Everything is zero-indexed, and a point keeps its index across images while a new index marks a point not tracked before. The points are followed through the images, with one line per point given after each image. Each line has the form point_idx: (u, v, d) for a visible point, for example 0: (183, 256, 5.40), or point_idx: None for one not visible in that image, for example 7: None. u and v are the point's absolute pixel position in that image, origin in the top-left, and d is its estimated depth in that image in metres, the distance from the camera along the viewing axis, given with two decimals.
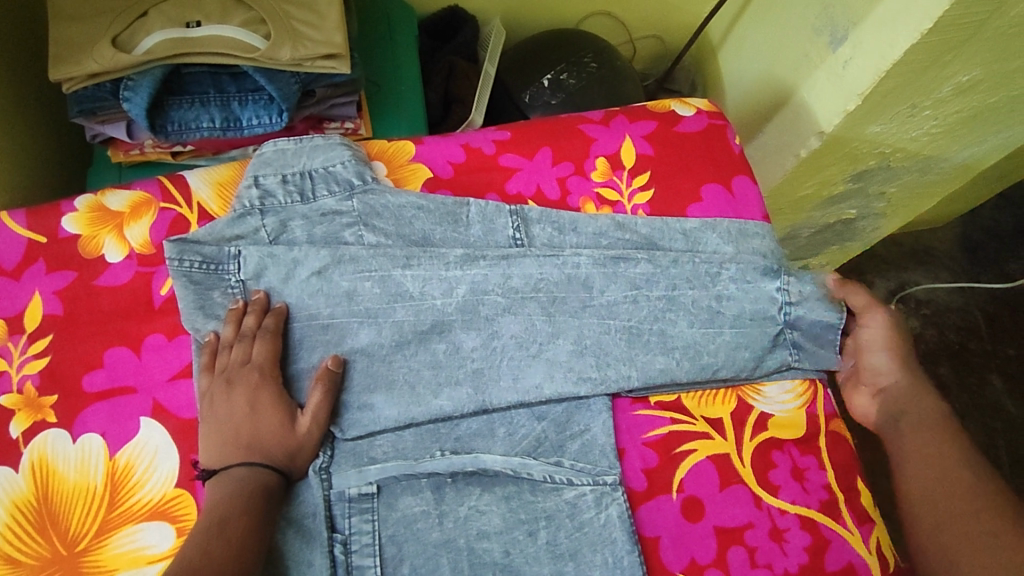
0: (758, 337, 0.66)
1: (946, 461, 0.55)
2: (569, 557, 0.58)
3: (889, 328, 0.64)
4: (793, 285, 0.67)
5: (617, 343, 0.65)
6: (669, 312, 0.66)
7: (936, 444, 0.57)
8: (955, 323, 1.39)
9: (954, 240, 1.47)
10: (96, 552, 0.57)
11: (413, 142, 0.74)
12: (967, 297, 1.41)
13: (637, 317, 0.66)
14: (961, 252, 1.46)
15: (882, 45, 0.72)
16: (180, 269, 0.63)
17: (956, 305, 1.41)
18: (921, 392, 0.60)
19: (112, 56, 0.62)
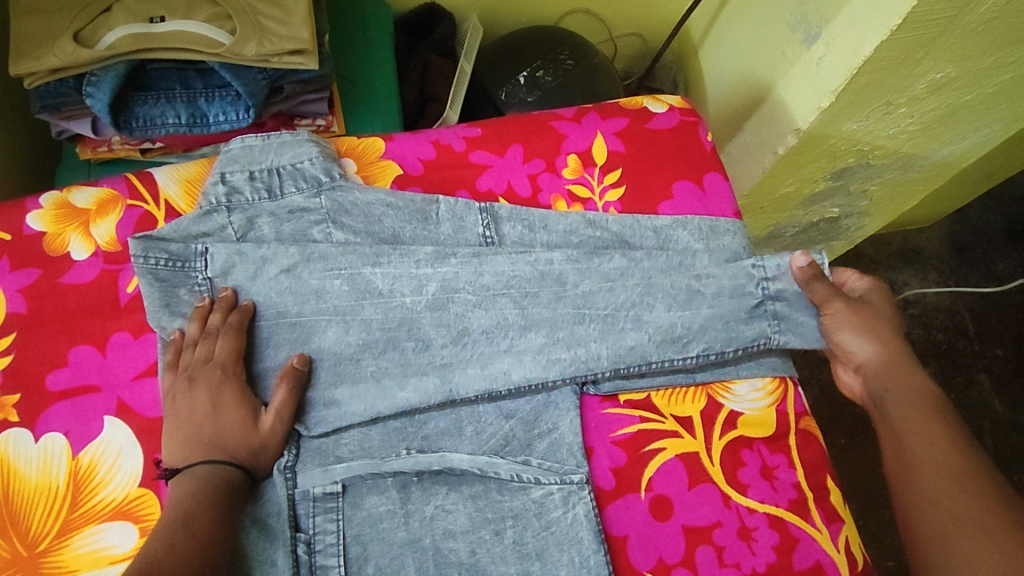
0: (736, 312, 0.64)
1: (925, 446, 0.55)
2: (535, 557, 0.57)
3: (849, 314, 0.63)
4: (769, 262, 0.66)
5: (591, 333, 0.64)
6: (646, 296, 0.65)
7: (920, 429, 0.56)
8: (942, 322, 1.39)
9: (942, 239, 1.47)
10: (58, 553, 0.56)
11: (382, 139, 0.73)
12: (954, 296, 1.42)
13: (610, 304, 0.65)
14: (950, 251, 1.46)
15: (853, 42, 0.72)
16: (145, 266, 0.62)
17: (943, 305, 1.41)
18: (899, 366, 0.61)
19: (73, 51, 0.62)
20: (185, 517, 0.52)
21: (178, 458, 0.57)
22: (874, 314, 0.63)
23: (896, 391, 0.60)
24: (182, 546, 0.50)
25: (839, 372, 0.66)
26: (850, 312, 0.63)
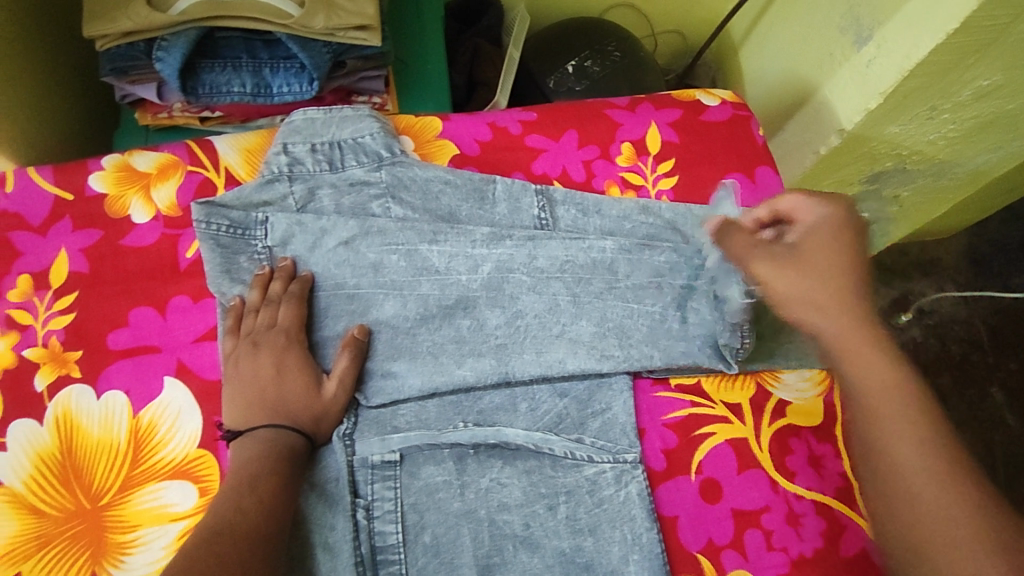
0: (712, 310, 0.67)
1: (892, 429, 0.48)
2: (588, 532, 0.58)
3: (781, 271, 0.55)
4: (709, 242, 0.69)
5: (639, 326, 0.66)
6: (690, 301, 0.67)
7: (889, 407, 0.49)
8: (958, 335, 1.45)
9: (961, 251, 1.51)
10: (119, 508, 0.57)
11: (440, 119, 0.74)
12: (970, 310, 1.46)
13: (659, 304, 0.67)
14: (968, 265, 1.50)
15: (906, 45, 0.73)
16: (207, 232, 0.63)
17: (959, 316, 1.46)
18: (855, 333, 0.51)
19: (147, 14, 0.62)
20: (250, 481, 0.53)
21: (240, 421, 0.58)
22: (818, 264, 0.54)
23: (852, 363, 0.51)
24: (252, 507, 0.51)
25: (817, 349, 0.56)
26: (783, 273, 0.55)
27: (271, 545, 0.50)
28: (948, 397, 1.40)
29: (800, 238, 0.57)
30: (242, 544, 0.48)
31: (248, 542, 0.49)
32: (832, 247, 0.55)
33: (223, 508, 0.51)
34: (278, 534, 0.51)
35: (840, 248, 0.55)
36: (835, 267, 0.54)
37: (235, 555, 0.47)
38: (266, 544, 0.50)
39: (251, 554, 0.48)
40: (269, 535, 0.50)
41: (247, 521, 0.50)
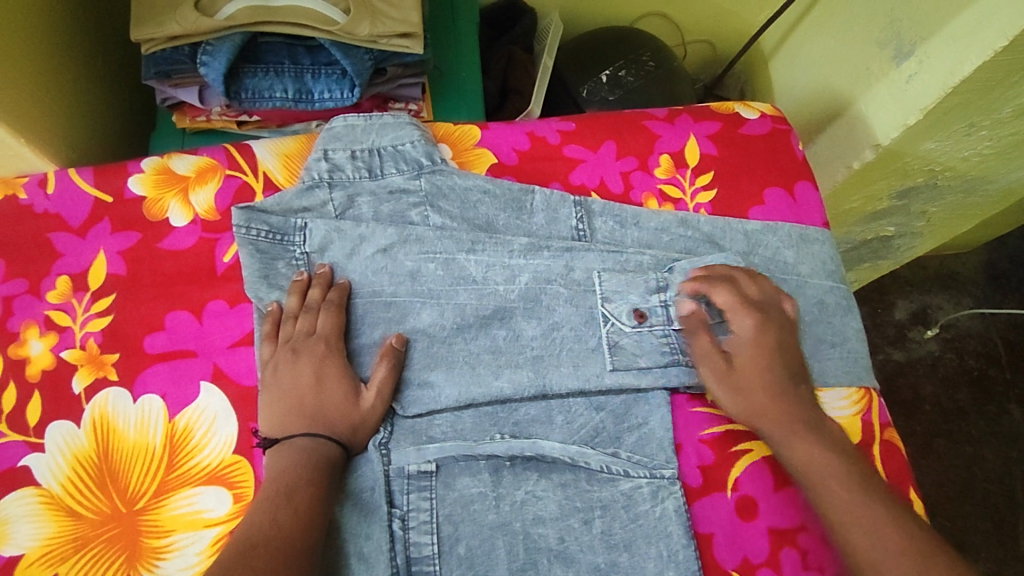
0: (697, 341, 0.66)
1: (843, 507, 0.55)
2: (623, 548, 0.58)
3: (729, 392, 0.62)
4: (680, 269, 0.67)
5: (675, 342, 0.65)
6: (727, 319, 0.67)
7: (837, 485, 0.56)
8: (976, 349, 1.47)
9: (980, 266, 1.54)
10: (155, 513, 0.57)
11: (479, 127, 0.74)
12: (989, 325, 1.49)
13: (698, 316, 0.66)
14: (985, 279, 1.53)
15: (950, 62, 0.73)
16: (247, 236, 0.63)
17: (976, 331, 1.48)
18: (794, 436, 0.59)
19: (196, 19, 0.63)
20: (288, 491, 0.52)
21: (277, 428, 0.58)
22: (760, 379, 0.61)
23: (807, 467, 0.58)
24: (290, 517, 0.51)
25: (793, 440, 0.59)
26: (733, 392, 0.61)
27: (309, 556, 0.49)
28: (966, 414, 1.42)
29: (737, 350, 0.62)
30: (281, 555, 0.48)
31: (287, 553, 0.48)
32: (757, 351, 0.62)
33: (262, 518, 0.50)
34: (309, 547, 0.50)
35: (767, 347, 0.62)
36: (754, 368, 0.61)
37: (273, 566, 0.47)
38: (304, 556, 0.49)
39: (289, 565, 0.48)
40: (307, 546, 0.50)
41: (286, 532, 0.50)
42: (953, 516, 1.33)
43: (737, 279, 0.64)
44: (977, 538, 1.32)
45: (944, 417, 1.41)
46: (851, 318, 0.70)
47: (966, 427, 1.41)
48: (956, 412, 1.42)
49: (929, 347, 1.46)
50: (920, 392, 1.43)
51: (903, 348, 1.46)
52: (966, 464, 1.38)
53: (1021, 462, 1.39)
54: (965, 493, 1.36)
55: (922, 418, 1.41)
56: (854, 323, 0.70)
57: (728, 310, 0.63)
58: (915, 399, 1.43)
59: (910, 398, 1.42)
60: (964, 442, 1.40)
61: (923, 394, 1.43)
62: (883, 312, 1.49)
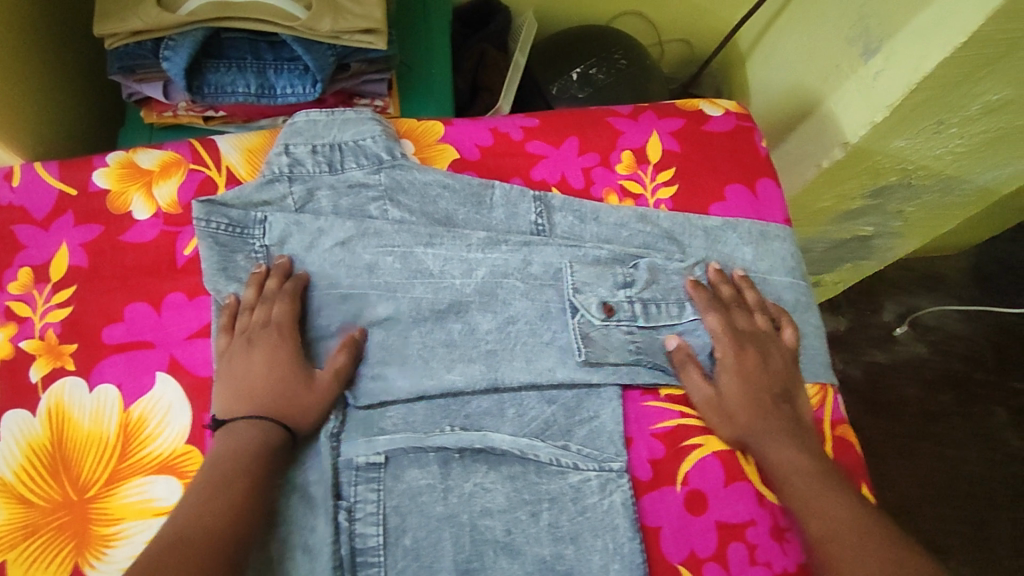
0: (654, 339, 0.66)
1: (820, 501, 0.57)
2: (570, 540, 0.59)
3: (727, 423, 0.63)
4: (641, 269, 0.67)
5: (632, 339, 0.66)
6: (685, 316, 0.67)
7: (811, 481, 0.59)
8: (961, 352, 1.47)
9: (966, 268, 1.55)
10: (106, 500, 0.58)
11: (442, 123, 0.74)
12: (976, 327, 1.49)
13: (659, 316, 0.67)
14: (973, 280, 1.53)
15: (914, 58, 0.72)
16: (206, 230, 0.63)
17: (963, 333, 1.48)
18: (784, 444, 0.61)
19: (157, 14, 0.63)
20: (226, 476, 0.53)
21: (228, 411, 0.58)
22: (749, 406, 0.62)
23: (791, 474, 0.60)
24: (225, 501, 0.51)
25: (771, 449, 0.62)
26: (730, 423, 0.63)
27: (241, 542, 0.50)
28: (951, 416, 1.41)
29: (728, 381, 0.64)
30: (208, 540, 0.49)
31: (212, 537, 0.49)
32: (747, 379, 0.63)
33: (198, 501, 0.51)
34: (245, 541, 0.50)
35: (755, 373, 0.64)
36: (745, 396, 0.63)
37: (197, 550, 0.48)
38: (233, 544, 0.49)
39: (214, 550, 0.48)
40: (235, 532, 0.50)
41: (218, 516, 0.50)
42: (934, 518, 1.32)
43: (732, 305, 0.66)
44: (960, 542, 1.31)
45: (927, 419, 1.40)
46: (811, 314, 0.70)
47: (951, 430, 1.40)
48: (938, 413, 1.41)
49: (914, 349, 1.45)
50: (903, 394, 1.42)
51: (887, 349, 1.45)
52: (949, 466, 1.37)
53: (1005, 465, 1.38)
54: (947, 494, 1.34)
55: (907, 419, 1.40)
56: (813, 319, 0.70)
57: (720, 338, 0.65)
58: (898, 400, 1.41)
59: (893, 399, 1.41)
60: (946, 444, 1.38)
61: (907, 395, 1.42)
62: (869, 314, 1.48)
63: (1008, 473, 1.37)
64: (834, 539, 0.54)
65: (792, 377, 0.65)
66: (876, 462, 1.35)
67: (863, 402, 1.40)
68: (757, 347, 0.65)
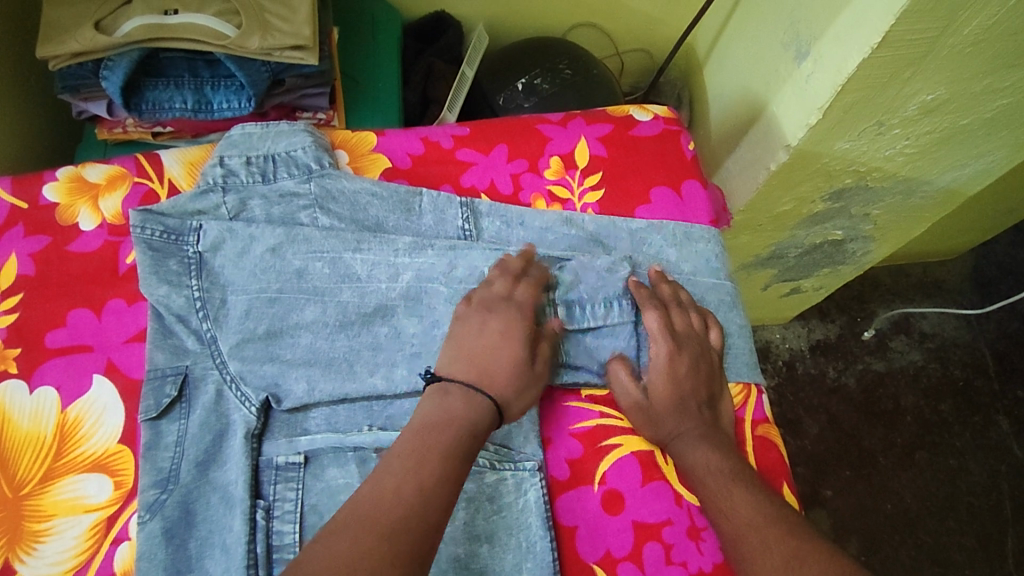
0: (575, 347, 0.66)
1: (733, 496, 0.56)
2: (484, 539, 0.58)
3: (660, 430, 0.62)
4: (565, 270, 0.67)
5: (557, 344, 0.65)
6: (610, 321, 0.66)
7: (724, 481, 0.57)
8: (960, 359, 1.43)
9: (965, 274, 1.52)
10: (39, 497, 0.60)
11: (375, 133, 0.77)
12: (975, 333, 1.46)
13: (588, 316, 0.65)
14: (973, 286, 1.50)
15: (838, 60, 0.73)
16: (141, 235, 0.66)
17: (963, 340, 1.45)
18: (698, 442, 0.60)
19: (93, 36, 0.68)
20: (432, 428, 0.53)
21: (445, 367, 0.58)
22: (674, 410, 0.62)
23: (712, 472, 0.58)
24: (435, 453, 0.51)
25: (688, 452, 0.60)
26: (654, 424, 0.62)
27: (425, 507, 0.48)
28: (949, 426, 1.37)
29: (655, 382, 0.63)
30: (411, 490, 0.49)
31: (382, 500, 0.48)
32: (673, 379, 0.62)
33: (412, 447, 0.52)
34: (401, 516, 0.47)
35: (682, 375, 0.63)
36: (669, 393, 0.62)
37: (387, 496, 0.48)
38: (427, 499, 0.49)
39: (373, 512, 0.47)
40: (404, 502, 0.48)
41: (395, 483, 0.49)
42: (936, 532, 1.28)
43: (671, 304, 0.66)
44: (960, 556, 1.27)
45: (927, 429, 1.37)
46: (736, 314, 0.71)
47: (948, 438, 1.36)
48: (939, 424, 1.37)
49: (911, 357, 1.42)
50: (902, 404, 1.38)
51: (882, 357, 1.42)
52: (950, 477, 1.33)
53: (1010, 476, 1.33)
54: (949, 507, 1.30)
55: (904, 430, 1.36)
56: (739, 318, 0.71)
57: (656, 335, 0.64)
58: (897, 409, 1.38)
59: (891, 408, 1.38)
60: (947, 454, 1.35)
61: (905, 404, 1.39)
62: (861, 321, 1.45)
63: (1012, 484, 1.33)
64: (741, 541, 0.53)
65: (715, 382, 0.65)
66: (872, 475, 1.32)
67: (856, 411, 1.37)
68: (690, 349, 0.64)
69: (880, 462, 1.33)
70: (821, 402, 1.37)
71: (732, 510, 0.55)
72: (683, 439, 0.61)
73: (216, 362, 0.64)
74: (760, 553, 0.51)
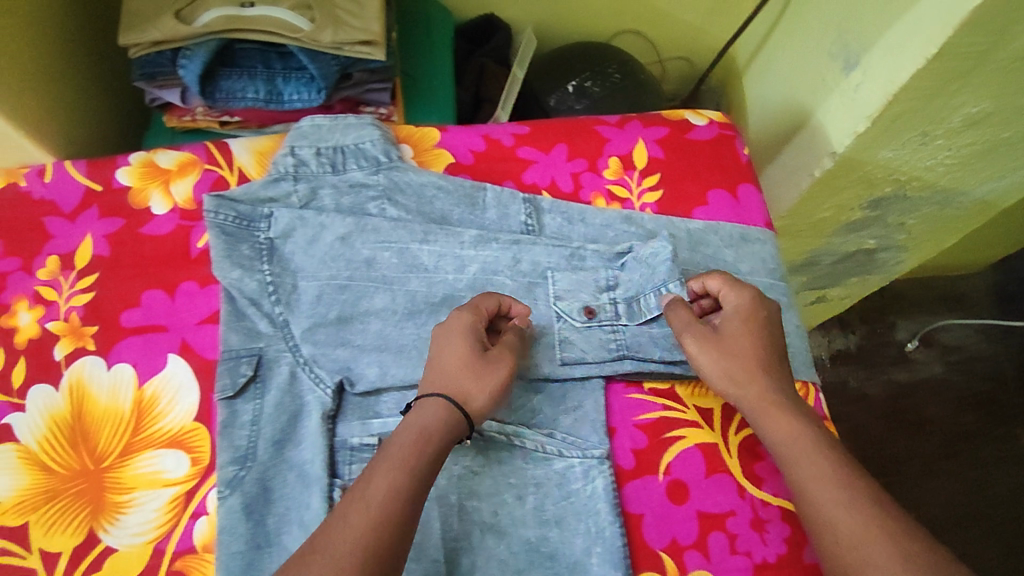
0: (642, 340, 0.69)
1: (818, 479, 0.55)
2: (554, 523, 0.62)
3: (725, 357, 0.62)
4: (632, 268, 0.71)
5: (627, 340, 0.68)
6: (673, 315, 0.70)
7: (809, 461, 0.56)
8: (984, 372, 1.47)
9: (986, 288, 1.56)
10: (119, 470, 0.62)
11: (438, 129, 0.79)
12: (999, 347, 1.49)
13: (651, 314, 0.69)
14: (992, 300, 1.54)
15: (889, 71, 0.75)
16: (215, 220, 0.69)
17: (987, 354, 1.49)
18: (777, 410, 0.59)
19: (173, 26, 0.70)
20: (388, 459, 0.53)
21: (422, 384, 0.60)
22: (742, 342, 0.62)
23: (795, 452, 0.57)
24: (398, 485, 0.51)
25: (769, 421, 0.59)
26: (722, 356, 0.62)
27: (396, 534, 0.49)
28: (972, 436, 1.40)
29: (723, 320, 0.65)
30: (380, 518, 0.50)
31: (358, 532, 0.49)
32: (750, 323, 0.63)
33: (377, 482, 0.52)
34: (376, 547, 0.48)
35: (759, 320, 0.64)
36: (754, 352, 0.62)
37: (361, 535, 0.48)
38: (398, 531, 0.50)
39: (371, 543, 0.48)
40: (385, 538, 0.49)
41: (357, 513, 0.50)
42: (963, 541, 1.31)
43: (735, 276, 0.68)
44: (987, 565, 1.30)
45: (951, 440, 1.40)
46: (791, 314, 0.73)
47: (978, 449, 1.39)
48: (961, 435, 1.40)
49: (932, 369, 1.46)
50: (925, 414, 1.42)
51: (905, 368, 1.45)
52: (976, 487, 1.36)
53: None
54: (984, 517, 1.33)
55: (928, 440, 1.39)
56: (794, 318, 0.73)
57: (729, 288, 0.66)
58: (919, 419, 1.41)
59: (914, 418, 1.41)
60: (971, 465, 1.38)
61: (928, 415, 1.42)
62: (884, 331, 1.48)
63: None
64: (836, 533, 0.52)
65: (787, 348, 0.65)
66: (896, 482, 1.35)
67: (880, 420, 1.40)
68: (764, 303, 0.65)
69: (905, 471, 1.36)
70: (846, 409, 1.40)
71: (810, 490, 0.55)
72: (752, 368, 0.61)
73: (289, 345, 0.67)
74: (850, 543, 0.51)
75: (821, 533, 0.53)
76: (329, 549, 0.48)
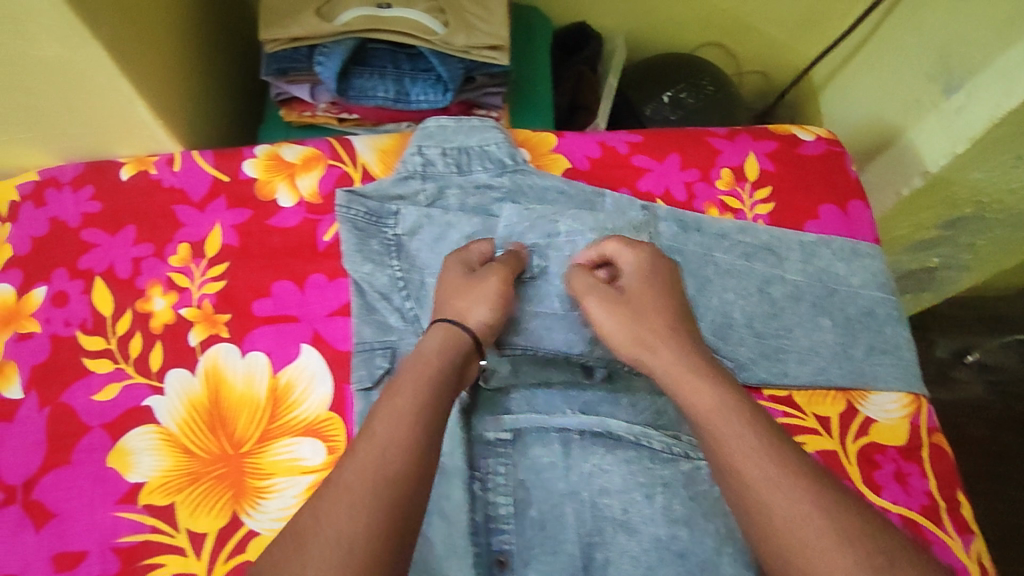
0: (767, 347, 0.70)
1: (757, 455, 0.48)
2: (683, 523, 0.61)
3: (619, 313, 0.60)
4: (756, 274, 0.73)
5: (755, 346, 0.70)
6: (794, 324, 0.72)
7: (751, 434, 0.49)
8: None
9: None
10: (258, 456, 0.63)
11: (555, 135, 0.81)
12: None
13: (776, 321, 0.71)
14: None
15: (997, 97, 0.77)
16: (347, 215, 0.71)
17: None
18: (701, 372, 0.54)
19: (316, 23, 0.72)
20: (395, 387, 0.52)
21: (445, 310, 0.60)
22: (635, 303, 0.60)
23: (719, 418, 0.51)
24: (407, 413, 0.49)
25: (679, 379, 0.55)
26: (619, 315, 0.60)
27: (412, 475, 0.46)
28: (1013, 457, 1.42)
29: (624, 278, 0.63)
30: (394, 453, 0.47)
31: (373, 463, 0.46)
32: (648, 281, 0.63)
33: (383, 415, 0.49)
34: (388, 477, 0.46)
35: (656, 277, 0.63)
36: (659, 314, 0.60)
37: (370, 466, 0.46)
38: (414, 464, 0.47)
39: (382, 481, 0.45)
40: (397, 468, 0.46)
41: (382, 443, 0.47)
42: (1003, 559, 1.33)
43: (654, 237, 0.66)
44: None
45: (992, 460, 1.42)
46: (902, 328, 0.75)
47: (1016, 470, 1.41)
48: (1001, 455, 1.42)
49: (974, 389, 1.48)
50: (967, 434, 1.44)
51: (947, 387, 1.48)
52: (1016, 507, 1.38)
53: None
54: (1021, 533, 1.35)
55: (970, 459, 1.42)
56: (905, 333, 0.75)
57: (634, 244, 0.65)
58: (960, 438, 1.43)
59: (956, 437, 1.43)
60: (1011, 485, 1.40)
61: (970, 434, 1.44)
62: (927, 349, 1.51)
63: None
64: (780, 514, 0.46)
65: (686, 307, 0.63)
66: None
67: None
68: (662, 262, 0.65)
69: None
70: None
71: (738, 467, 0.48)
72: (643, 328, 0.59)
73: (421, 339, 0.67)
74: (786, 533, 0.45)
75: (746, 510, 0.47)
76: (339, 482, 0.45)
